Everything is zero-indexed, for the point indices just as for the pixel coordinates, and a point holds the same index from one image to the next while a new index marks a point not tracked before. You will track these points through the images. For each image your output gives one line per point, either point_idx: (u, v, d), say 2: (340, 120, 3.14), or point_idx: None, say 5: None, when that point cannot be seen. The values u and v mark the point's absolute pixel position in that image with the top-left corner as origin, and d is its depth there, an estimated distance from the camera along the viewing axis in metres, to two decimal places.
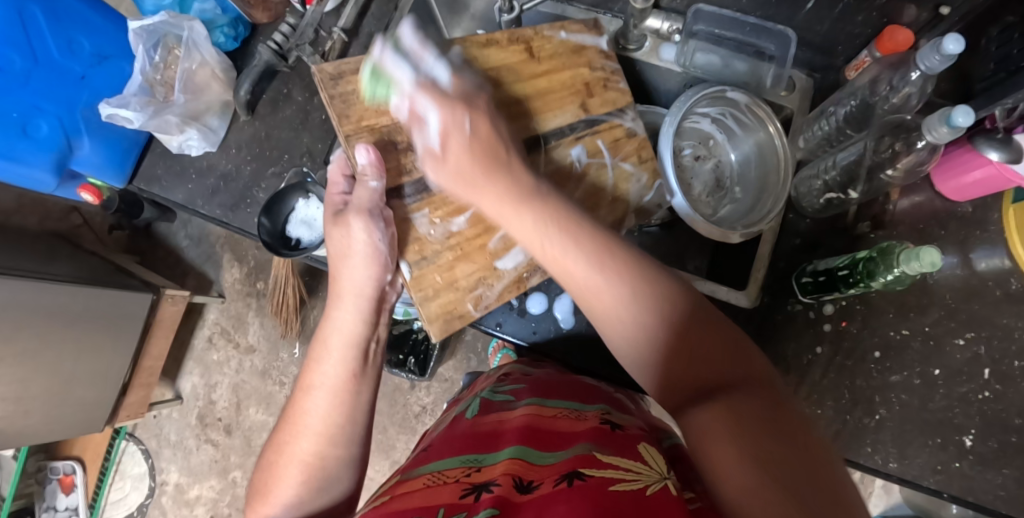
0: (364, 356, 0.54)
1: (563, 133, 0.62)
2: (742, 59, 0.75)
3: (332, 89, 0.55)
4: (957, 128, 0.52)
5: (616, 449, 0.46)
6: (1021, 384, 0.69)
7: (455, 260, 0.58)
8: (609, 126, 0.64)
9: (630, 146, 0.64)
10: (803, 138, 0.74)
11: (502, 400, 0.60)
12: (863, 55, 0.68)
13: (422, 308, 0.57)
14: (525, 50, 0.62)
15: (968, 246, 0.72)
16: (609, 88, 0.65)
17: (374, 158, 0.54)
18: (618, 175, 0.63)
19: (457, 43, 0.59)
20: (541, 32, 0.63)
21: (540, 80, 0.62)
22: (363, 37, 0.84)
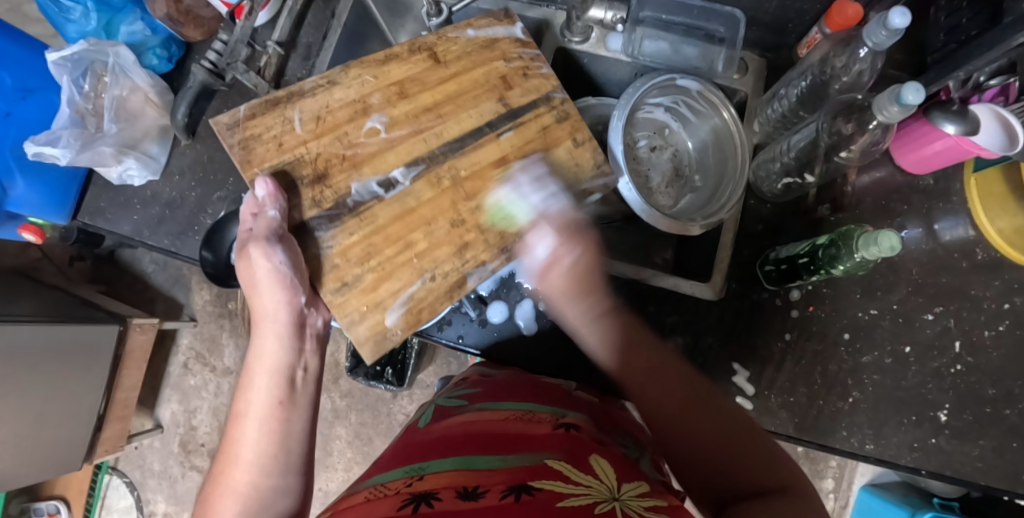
0: (290, 383, 0.51)
1: (484, 132, 0.56)
2: (692, 44, 0.73)
3: (232, 137, 0.51)
4: (909, 106, 0.50)
5: (570, 455, 0.45)
6: (992, 354, 0.68)
7: (380, 282, 0.52)
8: (538, 109, 0.58)
9: (560, 131, 0.58)
10: (758, 122, 0.72)
11: (454, 405, 0.58)
12: (815, 32, 0.66)
13: (352, 333, 0.51)
14: (430, 57, 0.57)
15: (932, 218, 0.71)
16: (531, 76, 0.59)
17: (273, 190, 0.49)
18: (551, 164, 0.57)
19: (354, 68, 0.55)
20: (445, 35, 0.58)
21: (452, 81, 0.57)
22: (301, 48, 0.81)
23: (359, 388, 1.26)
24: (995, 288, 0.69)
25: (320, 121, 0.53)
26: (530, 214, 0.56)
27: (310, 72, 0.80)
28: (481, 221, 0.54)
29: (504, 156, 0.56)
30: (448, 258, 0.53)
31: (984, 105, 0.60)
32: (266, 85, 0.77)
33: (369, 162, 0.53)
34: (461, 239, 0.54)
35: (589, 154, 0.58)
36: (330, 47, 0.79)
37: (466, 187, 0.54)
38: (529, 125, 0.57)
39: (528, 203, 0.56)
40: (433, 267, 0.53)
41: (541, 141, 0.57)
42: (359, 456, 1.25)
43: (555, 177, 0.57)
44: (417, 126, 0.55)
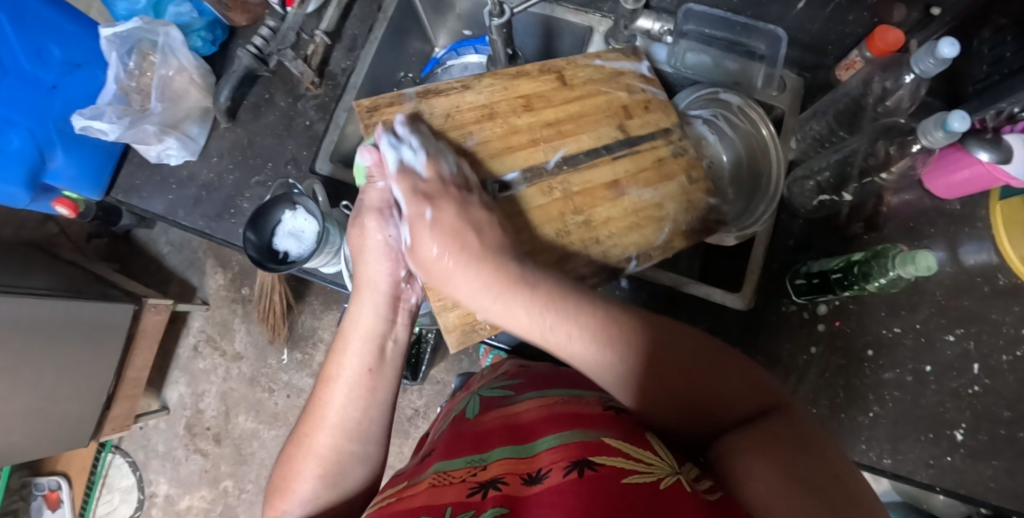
0: (381, 353, 0.52)
1: (598, 152, 0.59)
2: (733, 59, 0.75)
3: (367, 119, 0.55)
4: (953, 133, 0.52)
5: (627, 430, 0.46)
6: (1009, 377, 0.70)
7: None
8: (655, 144, 0.61)
9: (673, 165, 0.61)
10: (796, 139, 0.73)
11: (500, 396, 0.60)
12: (853, 55, 0.68)
13: (442, 319, 0.54)
14: (557, 78, 0.60)
15: (957, 242, 0.73)
16: (652, 109, 0.63)
17: (378, 159, 0.54)
18: (655, 195, 0.59)
19: (487, 78, 0.58)
20: (572, 61, 0.62)
21: (575, 102, 0.60)
22: (346, 39, 0.82)
23: None
24: (1014, 313, 0.72)
25: (449, 119, 0.56)
26: (634, 237, 0.58)
27: (353, 63, 0.81)
28: (585, 238, 0.56)
29: (615, 181, 0.58)
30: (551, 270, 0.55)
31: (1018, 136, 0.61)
32: (311, 73, 0.78)
33: (487, 164, 0.55)
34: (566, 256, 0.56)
35: (701, 193, 0.61)
36: (375, 41, 0.81)
37: (575, 202, 0.56)
38: (643, 154, 0.60)
39: (631, 225, 0.58)
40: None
41: (655, 170, 0.60)
42: None
43: (666, 206, 0.60)
44: (535, 137, 0.57)
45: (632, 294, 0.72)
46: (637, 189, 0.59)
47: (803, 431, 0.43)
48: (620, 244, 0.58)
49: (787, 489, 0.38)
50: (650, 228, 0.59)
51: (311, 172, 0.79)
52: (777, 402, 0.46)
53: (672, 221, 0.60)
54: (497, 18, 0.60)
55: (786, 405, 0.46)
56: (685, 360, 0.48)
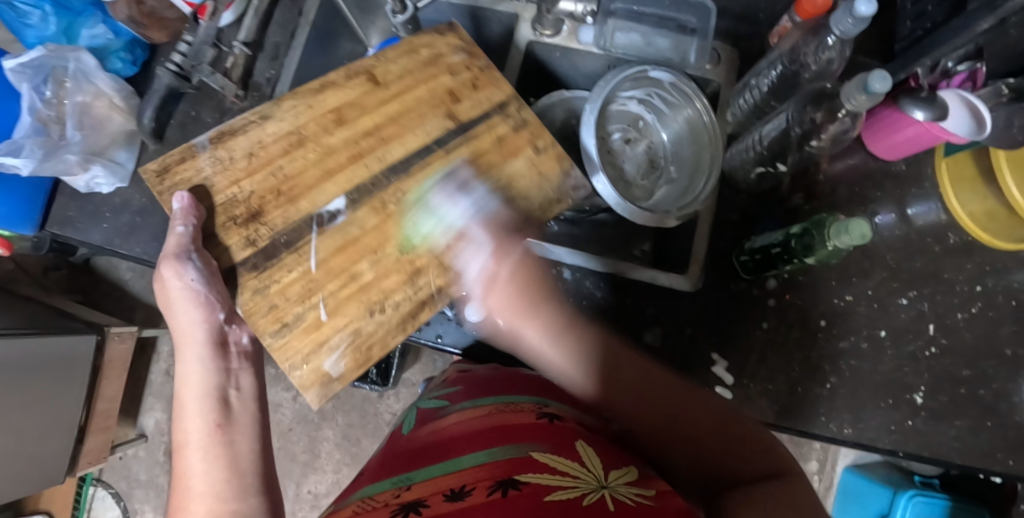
0: (223, 405, 0.51)
1: (431, 150, 0.54)
2: (664, 35, 0.73)
3: (159, 185, 0.50)
4: (875, 94, 0.51)
5: (559, 448, 0.48)
6: (965, 335, 0.70)
7: (336, 313, 0.49)
8: (487, 119, 0.56)
9: (515, 140, 0.56)
10: (731, 114, 0.72)
11: (436, 407, 0.61)
12: (784, 21, 0.66)
13: (294, 377, 0.48)
14: (370, 88, 0.55)
15: (905, 202, 0.72)
16: (481, 86, 0.57)
17: (186, 203, 0.49)
18: (511, 175, 0.55)
19: (287, 100, 0.54)
20: (384, 57, 0.56)
21: (395, 107, 0.55)
22: (268, 48, 0.80)
23: (345, 388, 1.26)
24: (967, 270, 0.71)
25: (251, 157, 0.52)
26: (490, 229, 0.54)
27: (278, 72, 0.79)
28: (430, 245, 0.52)
29: (452, 174, 0.54)
30: (397, 287, 0.51)
31: (953, 92, 0.60)
32: (233, 86, 0.76)
33: (307, 195, 0.51)
34: (411, 266, 0.51)
35: (553, 163, 0.57)
36: (298, 47, 0.79)
37: (408, 214, 0.52)
38: (478, 139, 0.55)
39: (482, 219, 0.54)
40: (388, 295, 0.51)
41: (498, 152, 0.56)
42: (348, 458, 1.25)
43: (518, 186, 0.55)
44: (358, 151, 0.53)
45: (577, 285, 0.69)
46: (484, 178, 0.55)
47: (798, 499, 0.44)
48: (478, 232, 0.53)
49: None
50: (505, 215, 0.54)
51: None
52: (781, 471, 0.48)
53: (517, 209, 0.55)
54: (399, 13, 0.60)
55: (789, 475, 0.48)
56: (698, 426, 0.53)
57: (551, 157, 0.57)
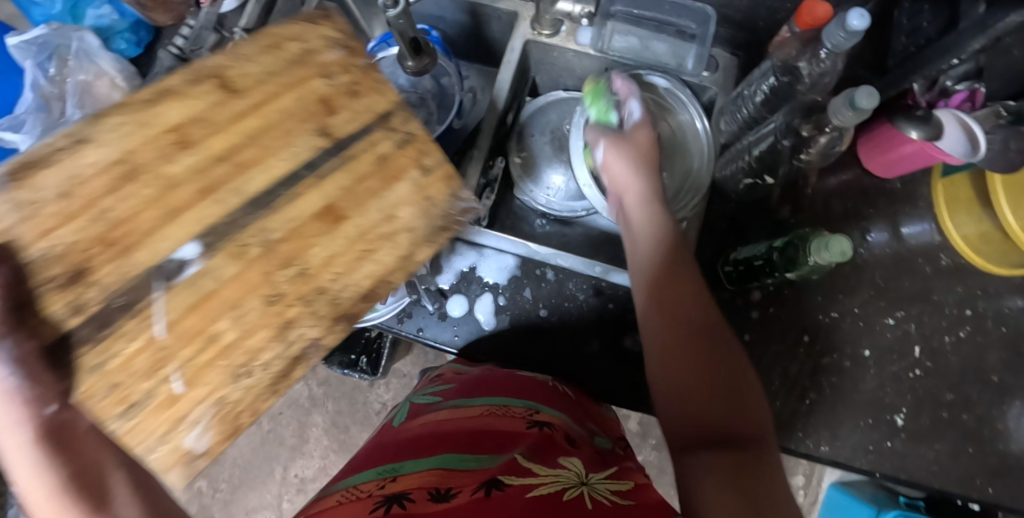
0: (81, 491, 0.36)
1: (304, 178, 0.43)
2: (663, 40, 0.72)
3: None
4: (861, 110, 0.50)
5: (541, 454, 0.50)
6: (950, 358, 0.69)
7: (195, 384, 0.41)
8: (364, 136, 0.45)
9: (398, 164, 0.45)
10: (725, 122, 0.72)
11: (428, 403, 0.63)
12: (783, 31, 0.66)
13: (148, 459, 0.41)
14: (223, 90, 0.42)
15: (898, 221, 0.71)
16: (363, 95, 0.45)
17: None
18: (394, 200, 0.45)
19: (114, 113, 0.40)
20: (235, 54, 0.43)
21: (260, 120, 0.42)
22: None
23: (337, 376, 1.28)
24: (956, 293, 0.70)
25: (68, 197, 0.38)
26: (372, 268, 0.45)
27: None
28: (287, 305, 0.43)
29: (327, 206, 0.43)
30: (263, 345, 0.42)
31: (949, 112, 0.59)
32: None
33: (143, 243, 0.39)
34: (280, 318, 0.43)
35: (442, 184, 0.46)
36: None
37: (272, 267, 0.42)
38: (362, 161, 0.44)
39: (359, 259, 0.44)
40: (256, 356, 0.42)
41: (378, 174, 0.45)
42: (335, 444, 1.27)
43: (401, 215, 0.45)
44: (209, 181, 0.41)
45: (558, 288, 0.68)
46: (365, 209, 0.44)
47: (769, 476, 0.43)
48: (354, 281, 0.44)
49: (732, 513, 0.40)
50: (387, 254, 0.45)
51: None
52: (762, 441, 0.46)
53: (396, 246, 0.45)
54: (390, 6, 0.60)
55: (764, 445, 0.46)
56: (710, 376, 0.49)
57: (440, 174, 0.46)
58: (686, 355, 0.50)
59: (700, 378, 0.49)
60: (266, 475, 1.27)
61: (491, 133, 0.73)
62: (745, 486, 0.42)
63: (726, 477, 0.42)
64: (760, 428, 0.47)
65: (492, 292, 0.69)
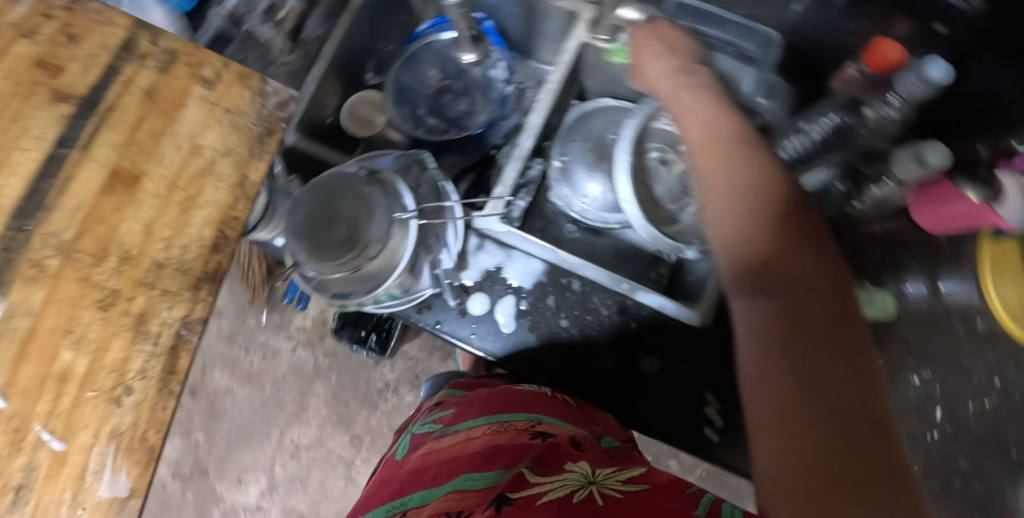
0: None
1: (61, 155, 0.35)
2: (723, 60, 0.70)
3: None
4: (927, 165, 0.59)
5: (543, 465, 0.54)
6: (971, 426, 0.67)
7: (71, 435, 0.34)
8: (119, 75, 0.38)
9: (170, 88, 0.39)
10: (778, 152, 0.68)
11: (429, 432, 0.70)
12: (850, 68, 0.63)
13: None
14: (79, 104, 0.36)
15: (937, 277, 0.70)
16: (81, 36, 0.37)
17: None
18: (194, 125, 0.40)
19: None
20: None
21: (135, 116, 0.38)
22: (324, 5, 0.79)
23: (344, 349, 1.29)
24: (987, 360, 0.68)
25: None
26: (205, 214, 0.39)
27: (330, 31, 0.78)
28: (130, 307, 0.36)
29: (115, 170, 0.36)
30: (128, 353, 0.36)
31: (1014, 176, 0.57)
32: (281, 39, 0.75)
33: None
34: (129, 316, 0.36)
35: (237, 87, 0.42)
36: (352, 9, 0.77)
37: (85, 259, 0.34)
38: (131, 99, 0.38)
39: (186, 213, 0.38)
40: (125, 368, 0.36)
41: (162, 108, 0.39)
42: (334, 416, 1.28)
43: (208, 138, 0.40)
44: None
45: (584, 300, 0.67)
46: (157, 165, 0.38)
47: (858, 393, 0.43)
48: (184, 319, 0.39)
49: (812, 430, 0.41)
50: (213, 190, 0.39)
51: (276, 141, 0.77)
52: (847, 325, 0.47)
53: (227, 174, 0.40)
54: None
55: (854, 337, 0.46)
56: (788, 258, 0.49)
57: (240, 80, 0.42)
58: (766, 262, 0.49)
59: (776, 271, 0.49)
60: (263, 437, 1.29)
61: (535, 133, 0.71)
62: (823, 402, 0.42)
63: (794, 392, 0.43)
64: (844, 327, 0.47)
65: (516, 295, 0.67)
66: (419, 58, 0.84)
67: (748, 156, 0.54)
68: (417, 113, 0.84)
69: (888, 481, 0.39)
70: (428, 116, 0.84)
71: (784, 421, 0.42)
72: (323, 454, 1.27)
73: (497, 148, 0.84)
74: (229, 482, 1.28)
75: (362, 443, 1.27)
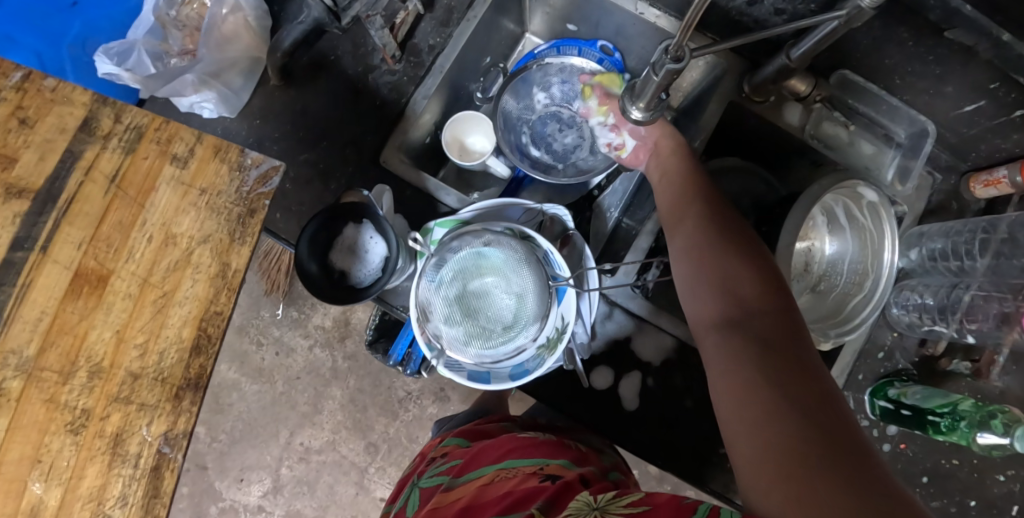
0: None
1: (25, 256, 0.46)
2: (870, 141, 0.68)
3: None
4: None
5: (557, 499, 0.46)
6: None
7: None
8: (81, 161, 0.48)
9: (138, 171, 0.50)
10: (916, 250, 0.68)
11: (436, 483, 0.59)
12: (999, 173, 0.64)
13: None
14: (47, 196, 0.47)
15: None
16: (130, 156, 0.49)
17: None
18: (183, 231, 0.50)
19: (94, 297, 0.47)
20: (172, 224, 0.50)
21: (97, 210, 0.48)
22: (439, 11, 0.70)
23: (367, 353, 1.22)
24: None
25: (94, 378, 0.46)
26: (183, 310, 0.49)
27: (444, 41, 0.70)
28: (104, 429, 0.46)
29: (77, 271, 0.47)
30: (108, 480, 0.46)
31: None
32: (394, 46, 0.67)
33: (105, 382, 0.47)
34: (103, 440, 0.46)
35: (211, 162, 0.52)
36: (474, 20, 0.69)
37: (50, 377, 0.45)
38: (92, 188, 0.48)
39: (160, 308, 0.49)
40: (106, 495, 0.46)
41: (215, 278, 0.50)
42: (349, 421, 1.21)
43: (182, 224, 0.50)
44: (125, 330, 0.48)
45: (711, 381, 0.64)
46: (126, 262, 0.48)
47: (753, 390, 0.37)
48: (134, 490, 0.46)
49: (764, 403, 0.36)
50: (191, 282, 0.50)
51: (374, 162, 0.68)
52: (773, 333, 0.41)
53: (207, 265, 0.50)
54: (672, 63, 0.45)
55: (788, 346, 0.41)
56: (742, 280, 0.46)
57: (211, 157, 0.52)
58: (701, 260, 0.50)
59: (727, 279, 0.47)
60: (269, 437, 1.21)
61: None
62: (775, 387, 0.37)
63: (749, 369, 0.39)
64: (785, 339, 0.41)
65: (642, 370, 0.64)
66: (530, 80, 0.76)
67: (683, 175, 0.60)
68: (519, 141, 0.78)
69: (813, 416, 0.34)
70: (531, 146, 0.78)
71: (744, 401, 0.37)
72: (335, 459, 1.21)
73: (598, 187, 0.77)
74: (229, 480, 1.20)
75: (377, 451, 1.21)
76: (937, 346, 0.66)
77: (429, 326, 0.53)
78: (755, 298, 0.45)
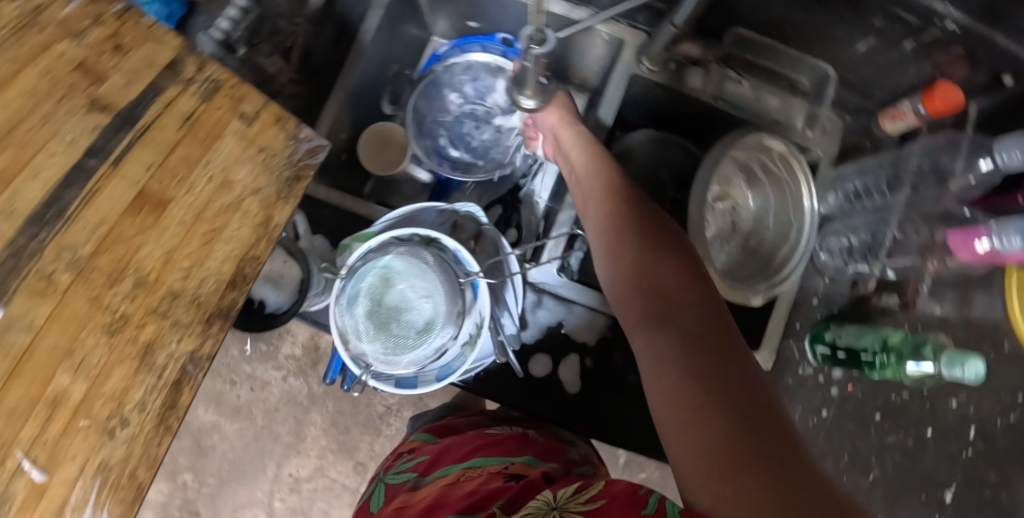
0: None
1: (90, 168, 0.29)
2: (774, 94, 0.68)
3: None
4: None
5: (518, 496, 0.45)
6: (1002, 442, 0.67)
7: (56, 464, 0.27)
8: (134, 54, 0.31)
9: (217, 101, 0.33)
10: (834, 195, 0.69)
11: (403, 481, 0.58)
12: (903, 106, 0.64)
13: None
14: (83, 78, 0.29)
15: None
16: (132, 48, 0.31)
17: None
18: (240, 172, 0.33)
19: (81, 202, 0.28)
20: (229, 157, 0.33)
21: (148, 116, 0.31)
22: (334, 28, 0.70)
23: None
24: None
25: (114, 260, 0.29)
26: (226, 254, 0.32)
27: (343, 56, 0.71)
28: (141, 333, 0.30)
29: (142, 192, 0.30)
30: (131, 383, 0.29)
31: None
32: None
33: (140, 346, 0.30)
34: (135, 345, 0.29)
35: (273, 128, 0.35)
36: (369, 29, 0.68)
37: (91, 282, 0.28)
38: (142, 88, 0.30)
39: (204, 249, 0.32)
40: (126, 399, 0.29)
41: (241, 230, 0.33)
42: (334, 445, 1.21)
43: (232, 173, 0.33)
44: (133, 295, 0.30)
45: None
46: (192, 193, 0.31)
47: (689, 398, 0.36)
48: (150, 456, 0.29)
49: (704, 412, 0.35)
50: (231, 229, 0.32)
51: None
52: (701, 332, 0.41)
53: (247, 216, 0.33)
54: (537, 47, 0.45)
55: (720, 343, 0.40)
56: (666, 276, 0.46)
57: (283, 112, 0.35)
58: (625, 260, 0.49)
59: (653, 277, 0.46)
60: (257, 472, 1.20)
61: None
62: (708, 392, 0.36)
63: (684, 374, 0.38)
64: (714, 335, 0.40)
65: (579, 352, 0.64)
66: (439, 82, 0.77)
67: (597, 162, 0.57)
68: (438, 144, 0.78)
69: (754, 425, 0.34)
70: (450, 148, 0.78)
71: (680, 408, 0.36)
72: (326, 484, 1.21)
73: (525, 177, 0.77)
74: None
75: (367, 469, 1.22)
76: (868, 285, 0.68)
77: (352, 345, 0.53)
78: (680, 294, 0.44)
